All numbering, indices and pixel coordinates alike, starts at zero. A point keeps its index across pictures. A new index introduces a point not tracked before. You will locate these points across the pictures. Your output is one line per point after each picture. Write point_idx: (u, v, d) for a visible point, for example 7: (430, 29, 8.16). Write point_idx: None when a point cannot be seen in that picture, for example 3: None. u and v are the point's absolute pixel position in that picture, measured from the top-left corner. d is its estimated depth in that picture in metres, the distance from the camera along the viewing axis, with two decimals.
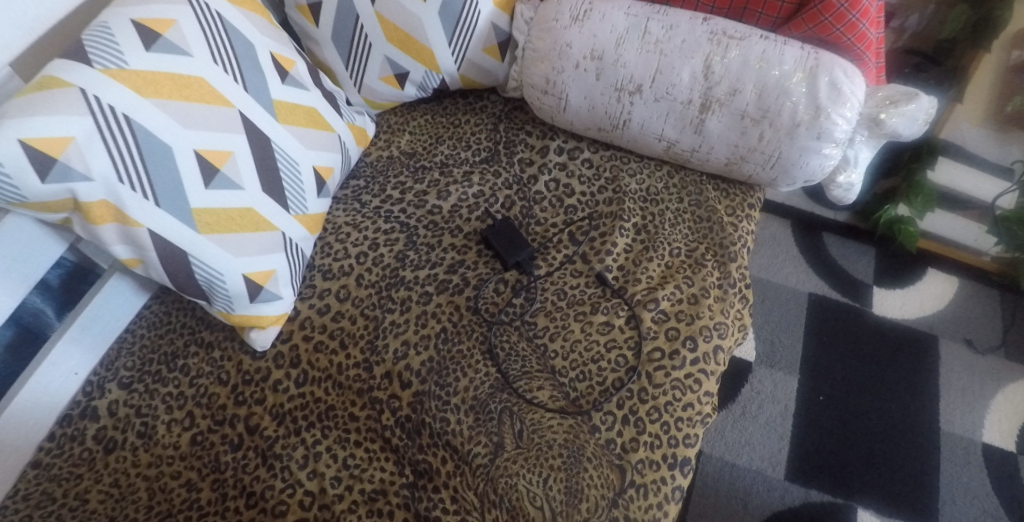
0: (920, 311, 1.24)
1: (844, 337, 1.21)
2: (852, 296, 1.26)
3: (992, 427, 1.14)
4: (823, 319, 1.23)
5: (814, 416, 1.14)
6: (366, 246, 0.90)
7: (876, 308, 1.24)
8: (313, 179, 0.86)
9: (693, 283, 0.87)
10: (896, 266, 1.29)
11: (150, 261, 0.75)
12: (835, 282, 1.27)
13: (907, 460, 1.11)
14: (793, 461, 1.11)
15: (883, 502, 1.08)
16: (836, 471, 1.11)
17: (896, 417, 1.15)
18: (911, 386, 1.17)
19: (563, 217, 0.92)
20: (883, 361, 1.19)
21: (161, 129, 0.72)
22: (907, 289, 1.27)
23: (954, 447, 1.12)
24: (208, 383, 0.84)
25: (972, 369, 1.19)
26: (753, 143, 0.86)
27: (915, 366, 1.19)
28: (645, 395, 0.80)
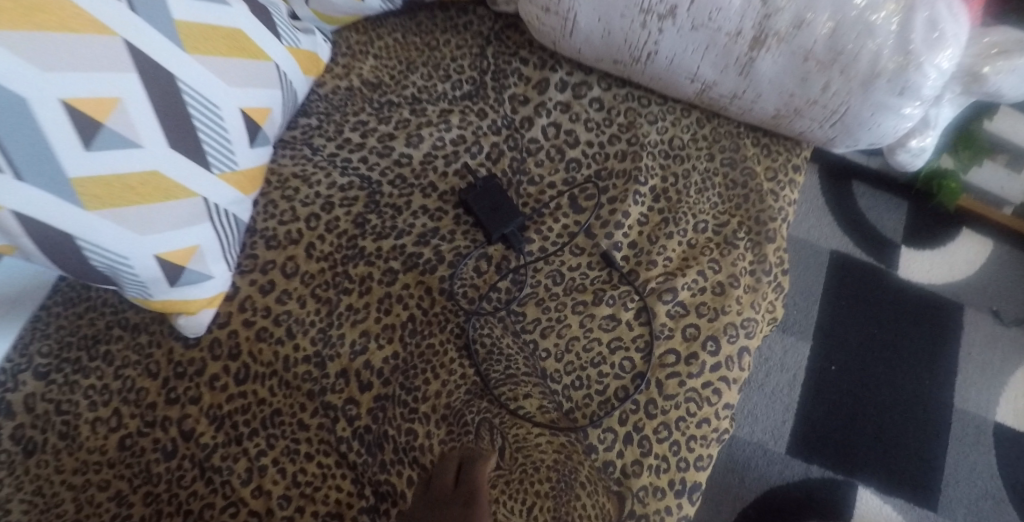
0: (950, 279, 1.09)
1: (865, 301, 1.07)
2: (878, 255, 1.10)
3: (1006, 405, 1.02)
4: (843, 278, 1.08)
5: (823, 388, 1.01)
6: (318, 207, 0.73)
7: (903, 270, 1.09)
8: (241, 125, 0.67)
9: (720, 268, 0.71)
10: (929, 224, 1.12)
11: (26, 249, 0.58)
12: (860, 239, 1.11)
13: (914, 438, 1.00)
14: (796, 434, 0.99)
15: (884, 480, 0.98)
16: (839, 446, 0.99)
17: (908, 390, 1.02)
18: (930, 357, 1.04)
19: (563, 175, 0.75)
20: (903, 328, 1.05)
21: (11, 75, 0.52)
22: (938, 251, 1.10)
23: (965, 426, 1.01)
24: (135, 376, 0.69)
25: (995, 342, 1.06)
26: (814, 93, 0.67)
27: (938, 336, 1.05)
28: (653, 408, 0.67)
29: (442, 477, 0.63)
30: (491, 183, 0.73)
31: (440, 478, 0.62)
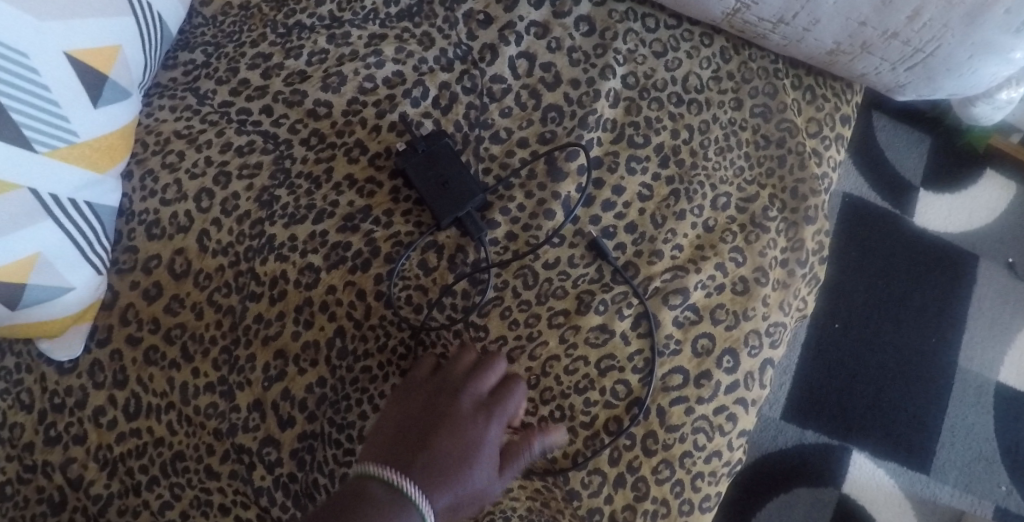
0: (968, 226, 0.93)
1: (874, 250, 0.92)
2: (894, 200, 0.94)
3: (1011, 363, 0.89)
4: (854, 222, 0.92)
5: (824, 347, 0.88)
6: (209, 179, 0.55)
7: (918, 217, 0.93)
8: (76, 78, 0.48)
9: (744, 260, 0.54)
10: (954, 164, 0.95)
11: None
12: (874, 180, 0.94)
13: (917, 400, 0.87)
14: (791, 396, 0.87)
15: (881, 444, 0.86)
16: (836, 407, 0.87)
17: (915, 346, 0.89)
18: (938, 313, 0.90)
19: (537, 129, 0.56)
20: (916, 279, 0.91)
21: None
22: (959, 195, 0.94)
23: (966, 386, 0.88)
24: (5, 409, 0.54)
25: (1007, 296, 0.91)
26: (892, 25, 0.48)
27: (952, 292, 0.91)
28: (651, 443, 0.52)
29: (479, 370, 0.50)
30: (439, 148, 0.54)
31: (477, 373, 0.50)
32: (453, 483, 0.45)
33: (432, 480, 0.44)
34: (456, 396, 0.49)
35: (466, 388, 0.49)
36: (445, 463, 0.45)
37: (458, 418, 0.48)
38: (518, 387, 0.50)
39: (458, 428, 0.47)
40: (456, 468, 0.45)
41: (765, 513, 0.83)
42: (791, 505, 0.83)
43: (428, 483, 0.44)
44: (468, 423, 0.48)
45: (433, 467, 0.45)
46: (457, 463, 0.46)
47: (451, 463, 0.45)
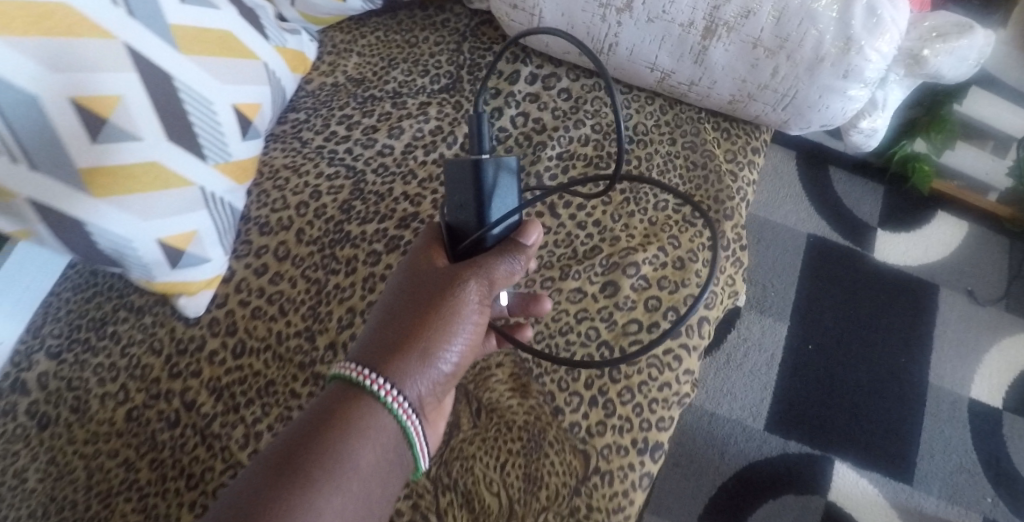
0: (925, 259, 1.18)
1: (841, 283, 1.15)
2: (854, 239, 1.18)
3: (981, 382, 1.12)
4: (822, 261, 1.16)
5: (801, 365, 1.10)
6: (306, 195, 0.79)
7: (878, 253, 1.18)
8: (233, 122, 0.73)
9: (680, 244, 0.76)
10: (903, 208, 1.21)
11: (40, 233, 0.64)
12: (838, 223, 1.19)
13: (886, 413, 1.09)
14: (773, 411, 1.08)
15: (861, 455, 1.07)
16: (815, 422, 1.08)
17: (884, 368, 1.11)
18: (900, 335, 1.13)
19: (532, 157, 0.79)
20: (881, 307, 1.14)
21: (21, 75, 0.58)
22: (912, 233, 1.19)
23: (940, 402, 1.10)
24: (140, 353, 0.76)
25: (969, 321, 1.15)
26: (765, 78, 0.72)
27: (912, 317, 1.14)
28: (617, 373, 0.72)
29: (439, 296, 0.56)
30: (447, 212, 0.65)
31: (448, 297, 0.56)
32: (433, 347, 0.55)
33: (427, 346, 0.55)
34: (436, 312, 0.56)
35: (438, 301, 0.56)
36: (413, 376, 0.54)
37: (410, 415, 0.54)
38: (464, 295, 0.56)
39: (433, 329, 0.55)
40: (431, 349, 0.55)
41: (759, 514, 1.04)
42: (780, 512, 1.04)
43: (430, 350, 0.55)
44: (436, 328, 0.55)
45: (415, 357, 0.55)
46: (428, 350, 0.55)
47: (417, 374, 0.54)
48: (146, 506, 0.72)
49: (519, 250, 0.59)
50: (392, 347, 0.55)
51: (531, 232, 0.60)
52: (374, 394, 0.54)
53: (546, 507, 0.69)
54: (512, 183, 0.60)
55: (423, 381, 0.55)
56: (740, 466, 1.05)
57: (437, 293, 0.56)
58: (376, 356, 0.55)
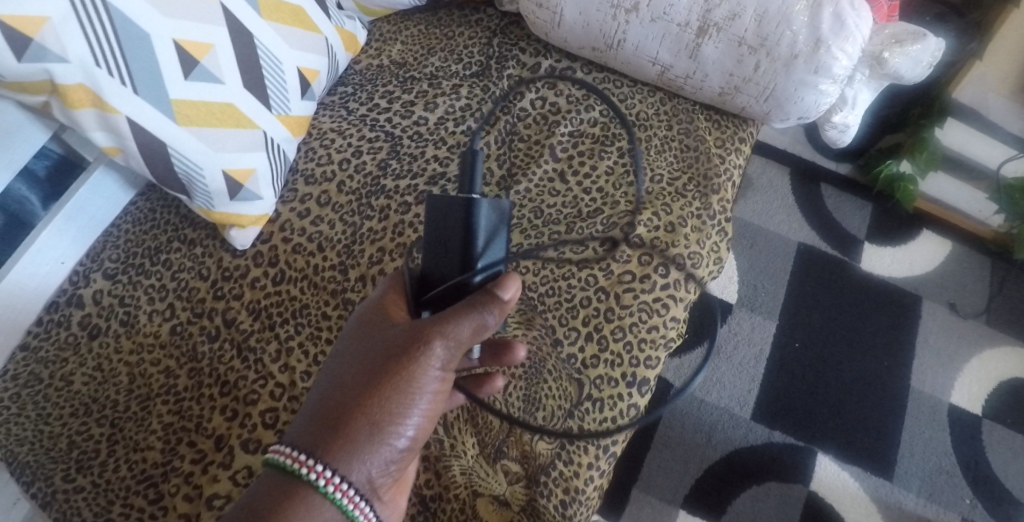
0: (909, 272, 1.28)
1: (827, 289, 1.25)
2: (842, 249, 1.29)
3: (961, 389, 1.19)
4: (810, 269, 1.26)
5: (787, 361, 1.19)
6: (349, 153, 0.90)
7: (864, 263, 1.28)
8: (296, 82, 0.85)
9: (672, 211, 0.86)
10: (890, 224, 1.32)
11: (129, 150, 0.75)
12: (828, 235, 1.30)
13: (869, 412, 1.16)
14: (759, 403, 1.15)
15: (843, 450, 1.14)
16: (800, 414, 1.15)
17: (867, 369, 1.19)
18: (882, 340, 1.22)
19: (547, 133, 0.92)
20: (866, 313, 1.23)
21: (139, 15, 0.71)
22: (898, 248, 1.30)
23: (921, 405, 1.17)
24: (189, 278, 0.87)
25: (951, 331, 1.24)
26: (748, 73, 0.84)
27: (892, 325, 1.23)
28: (611, 314, 0.81)
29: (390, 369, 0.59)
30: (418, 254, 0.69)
31: (399, 371, 0.59)
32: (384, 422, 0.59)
33: (376, 423, 0.59)
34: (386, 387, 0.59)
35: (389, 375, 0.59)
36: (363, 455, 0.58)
37: (354, 500, 0.58)
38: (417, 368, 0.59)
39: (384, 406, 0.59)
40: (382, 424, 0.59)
41: (743, 499, 1.09)
42: (764, 497, 1.10)
43: (379, 429, 0.59)
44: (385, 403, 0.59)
45: (365, 434, 0.59)
46: (379, 426, 0.59)
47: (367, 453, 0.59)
48: (181, 408, 0.82)
49: (492, 302, 0.59)
50: (338, 428, 0.59)
51: (508, 286, 0.60)
52: (313, 482, 0.57)
53: (542, 426, 0.80)
54: (498, 229, 0.63)
55: (373, 462, 0.59)
56: (727, 452, 1.12)
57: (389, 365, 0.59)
58: (319, 438, 0.59)
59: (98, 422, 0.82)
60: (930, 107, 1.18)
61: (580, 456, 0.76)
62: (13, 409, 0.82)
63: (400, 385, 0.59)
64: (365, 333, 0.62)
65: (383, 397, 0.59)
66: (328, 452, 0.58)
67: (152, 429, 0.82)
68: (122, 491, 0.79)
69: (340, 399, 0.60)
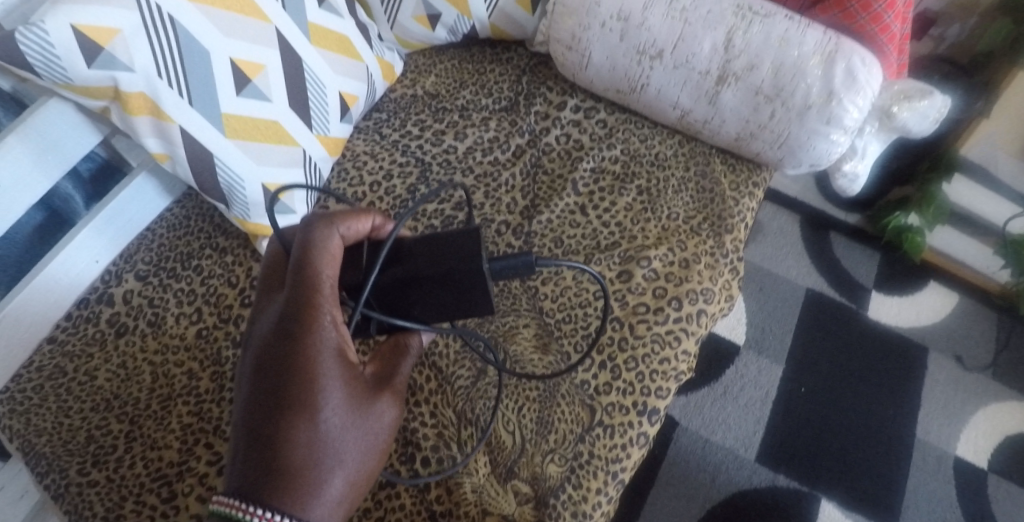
0: (916, 321, 1.31)
1: (834, 334, 1.28)
2: (850, 297, 1.32)
3: (967, 442, 1.20)
4: (817, 315, 1.29)
5: (793, 405, 1.20)
6: (380, 176, 0.94)
7: (872, 311, 1.31)
8: (336, 106, 0.90)
9: (686, 248, 0.90)
10: (898, 275, 1.35)
11: (178, 158, 0.79)
12: (837, 282, 1.33)
13: (874, 461, 1.17)
14: (765, 445, 1.17)
15: (847, 498, 1.14)
16: (805, 458, 1.17)
17: (873, 418, 1.21)
18: (889, 390, 1.24)
19: (570, 168, 0.96)
20: (872, 361, 1.26)
21: (202, 34, 0.76)
22: (905, 298, 1.33)
23: (927, 455, 1.19)
24: (218, 284, 0.92)
25: (957, 383, 1.26)
26: (764, 120, 0.89)
27: (898, 374, 1.25)
28: (624, 344, 0.84)
29: (325, 401, 0.61)
30: (340, 224, 0.68)
31: (335, 406, 0.61)
32: (325, 456, 0.60)
33: (319, 458, 0.60)
34: (322, 422, 0.60)
35: (326, 411, 0.61)
36: (311, 491, 0.59)
37: None
38: (354, 400, 0.63)
39: (327, 435, 0.60)
40: (324, 457, 0.60)
41: None
42: None
43: (322, 463, 0.60)
44: (325, 437, 0.60)
45: (308, 471, 0.59)
46: (322, 460, 0.60)
47: (316, 488, 0.59)
48: (201, 409, 0.85)
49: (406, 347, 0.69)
50: (277, 470, 0.58)
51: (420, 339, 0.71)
52: None
53: (553, 449, 0.81)
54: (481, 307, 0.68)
55: (321, 497, 0.59)
56: (731, 492, 1.13)
57: (326, 402, 0.61)
58: (261, 483, 0.58)
59: (118, 419, 0.84)
60: (936, 162, 1.23)
61: (588, 481, 0.79)
62: (35, 400, 0.85)
63: (342, 415, 0.61)
64: (291, 351, 0.62)
65: (325, 426, 0.60)
66: (272, 493, 0.58)
67: (171, 428, 0.84)
68: (135, 487, 0.80)
69: (274, 441, 0.59)
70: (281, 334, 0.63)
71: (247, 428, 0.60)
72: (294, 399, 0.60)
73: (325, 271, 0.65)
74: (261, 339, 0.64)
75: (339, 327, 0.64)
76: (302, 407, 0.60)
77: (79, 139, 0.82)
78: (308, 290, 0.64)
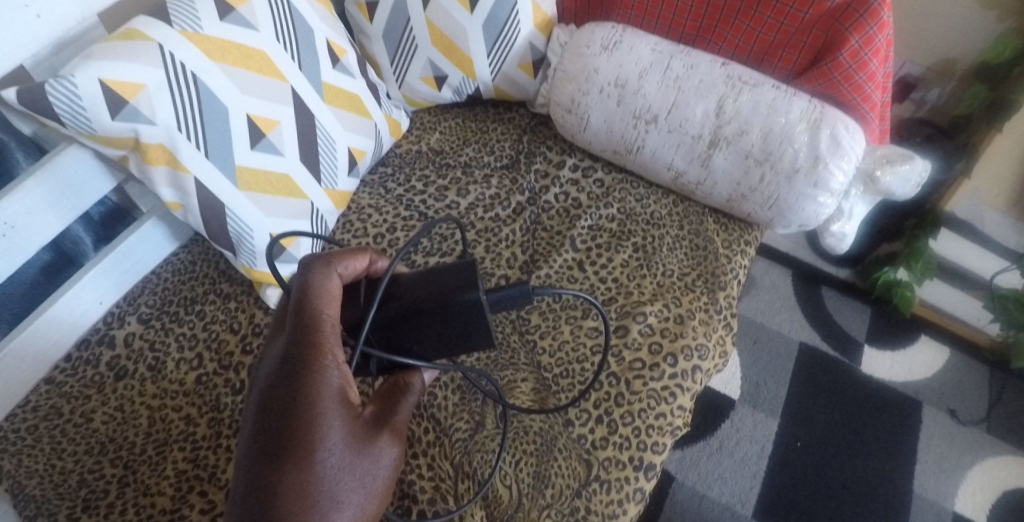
0: (909, 375, 1.33)
1: (828, 388, 1.30)
2: (842, 351, 1.34)
3: (964, 497, 1.21)
4: (810, 371, 1.31)
5: (788, 460, 1.22)
6: (383, 229, 0.97)
7: (865, 366, 1.33)
8: (344, 162, 0.93)
9: (681, 304, 0.92)
10: (890, 330, 1.38)
11: (190, 207, 0.82)
12: (828, 337, 1.36)
13: (871, 517, 1.18)
14: (761, 501, 1.17)
15: None
16: (802, 514, 1.17)
17: (868, 473, 1.22)
18: (884, 444, 1.25)
19: (568, 225, 0.99)
20: (866, 415, 1.27)
21: (221, 91, 0.80)
22: (897, 352, 1.35)
23: (924, 511, 1.19)
24: (220, 330, 0.93)
25: (952, 437, 1.27)
26: (754, 182, 0.93)
27: (891, 429, 1.27)
28: (621, 399, 0.86)
29: (324, 442, 0.62)
30: (339, 265, 0.70)
31: (335, 446, 0.62)
32: (323, 497, 0.60)
33: (317, 499, 0.60)
34: (321, 463, 0.61)
35: (325, 451, 0.61)
36: None
37: None
38: (353, 440, 0.63)
39: (325, 475, 0.61)
40: (323, 499, 0.60)
41: None
42: None
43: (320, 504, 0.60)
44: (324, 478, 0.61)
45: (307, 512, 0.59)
46: (321, 502, 0.60)
47: None
48: (196, 456, 0.85)
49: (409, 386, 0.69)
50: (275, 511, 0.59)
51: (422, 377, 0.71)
52: None
53: (549, 505, 0.81)
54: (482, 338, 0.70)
55: None
56: None
57: (325, 443, 0.62)
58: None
59: (112, 463, 0.84)
60: (922, 219, 1.27)
61: None
62: (28, 440, 0.85)
63: (340, 455, 0.62)
64: (292, 392, 0.63)
65: (323, 467, 0.61)
66: None
67: (165, 474, 0.84)
68: None
69: (273, 482, 0.60)
70: (282, 374, 0.64)
71: (247, 468, 0.61)
72: (293, 440, 0.61)
73: (325, 311, 0.67)
74: (263, 379, 0.65)
75: (340, 366, 0.65)
76: (301, 447, 0.61)
77: (92, 184, 0.85)
78: (309, 331, 0.65)
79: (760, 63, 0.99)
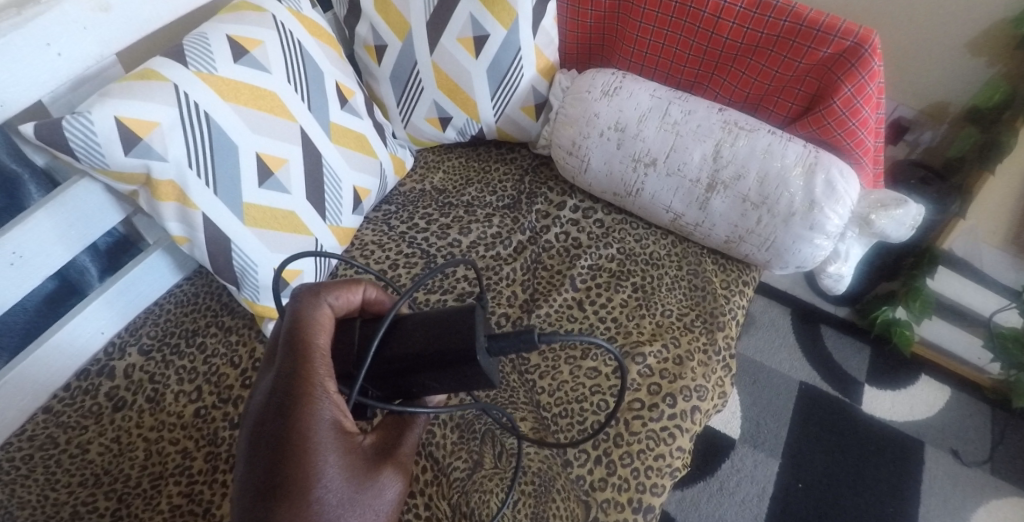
0: (910, 415, 1.33)
1: (828, 428, 1.29)
2: (842, 391, 1.34)
3: None
4: (810, 411, 1.31)
5: (790, 502, 1.21)
6: (386, 265, 0.98)
7: (866, 406, 1.33)
8: (348, 199, 0.95)
9: (680, 344, 0.93)
10: (890, 369, 1.38)
11: (197, 242, 0.83)
12: (828, 376, 1.36)
13: None
14: None
15: None
16: None
17: (871, 514, 1.21)
18: (886, 485, 1.24)
19: (568, 264, 1.01)
20: (868, 456, 1.27)
21: (232, 130, 0.82)
22: (898, 392, 1.35)
23: None
24: (220, 363, 0.93)
25: (955, 478, 1.26)
26: (752, 224, 0.95)
27: (893, 470, 1.26)
28: (620, 440, 0.86)
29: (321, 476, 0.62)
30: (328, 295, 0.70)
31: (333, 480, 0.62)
32: None
33: None
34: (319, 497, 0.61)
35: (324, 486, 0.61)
36: None
37: None
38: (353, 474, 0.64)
39: (324, 509, 0.61)
40: None
41: None
42: None
43: None
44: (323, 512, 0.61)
45: None
46: None
47: None
48: (192, 491, 0.84)
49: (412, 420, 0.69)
50: None
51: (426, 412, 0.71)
52: None
53: None
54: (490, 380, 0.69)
55: None
56: None
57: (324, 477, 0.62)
58: None
59: (106, 495, 0.83)
60: (919, 258, 1.28)
61: None
62: (22, 470, 0.84)
63: (338, 489, 0.62)
64: (287, 426, 0.63)
65: (321, 501, 0.61)
66: None
67: (159, 508, 0.83)
68: None
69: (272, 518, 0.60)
70: (276, 408, 0.64)
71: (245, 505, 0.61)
72: (291, 475, 0.61)
73: (316, 342, 0.67)
74: (257, 414, 0.65)
75: (335, 398, 0.65)
76: (298, 482, 0.61)
77: (100, 214, 0.86)
78: (302, 363, 0.65)
79: (756, 109, 1.02)
